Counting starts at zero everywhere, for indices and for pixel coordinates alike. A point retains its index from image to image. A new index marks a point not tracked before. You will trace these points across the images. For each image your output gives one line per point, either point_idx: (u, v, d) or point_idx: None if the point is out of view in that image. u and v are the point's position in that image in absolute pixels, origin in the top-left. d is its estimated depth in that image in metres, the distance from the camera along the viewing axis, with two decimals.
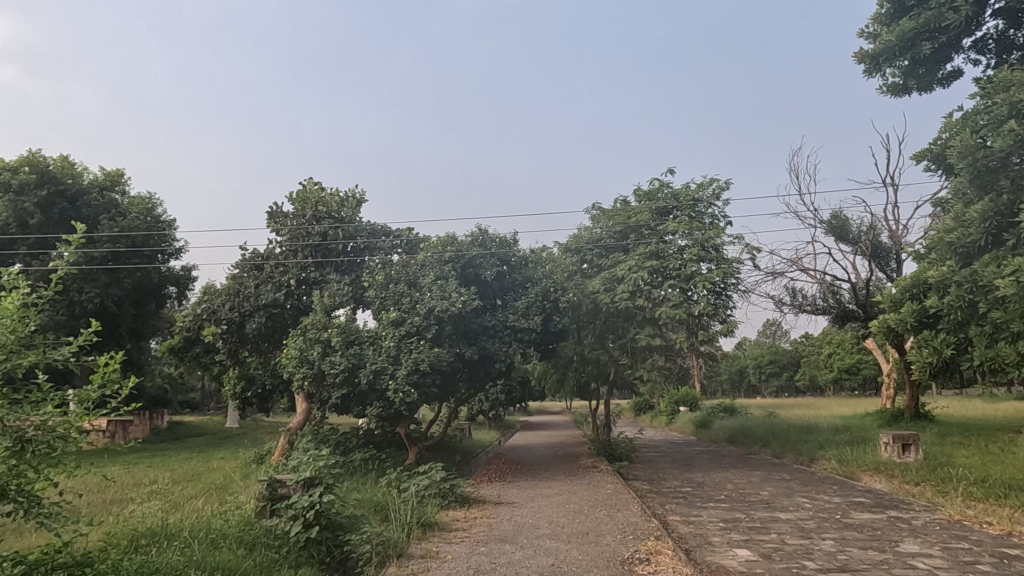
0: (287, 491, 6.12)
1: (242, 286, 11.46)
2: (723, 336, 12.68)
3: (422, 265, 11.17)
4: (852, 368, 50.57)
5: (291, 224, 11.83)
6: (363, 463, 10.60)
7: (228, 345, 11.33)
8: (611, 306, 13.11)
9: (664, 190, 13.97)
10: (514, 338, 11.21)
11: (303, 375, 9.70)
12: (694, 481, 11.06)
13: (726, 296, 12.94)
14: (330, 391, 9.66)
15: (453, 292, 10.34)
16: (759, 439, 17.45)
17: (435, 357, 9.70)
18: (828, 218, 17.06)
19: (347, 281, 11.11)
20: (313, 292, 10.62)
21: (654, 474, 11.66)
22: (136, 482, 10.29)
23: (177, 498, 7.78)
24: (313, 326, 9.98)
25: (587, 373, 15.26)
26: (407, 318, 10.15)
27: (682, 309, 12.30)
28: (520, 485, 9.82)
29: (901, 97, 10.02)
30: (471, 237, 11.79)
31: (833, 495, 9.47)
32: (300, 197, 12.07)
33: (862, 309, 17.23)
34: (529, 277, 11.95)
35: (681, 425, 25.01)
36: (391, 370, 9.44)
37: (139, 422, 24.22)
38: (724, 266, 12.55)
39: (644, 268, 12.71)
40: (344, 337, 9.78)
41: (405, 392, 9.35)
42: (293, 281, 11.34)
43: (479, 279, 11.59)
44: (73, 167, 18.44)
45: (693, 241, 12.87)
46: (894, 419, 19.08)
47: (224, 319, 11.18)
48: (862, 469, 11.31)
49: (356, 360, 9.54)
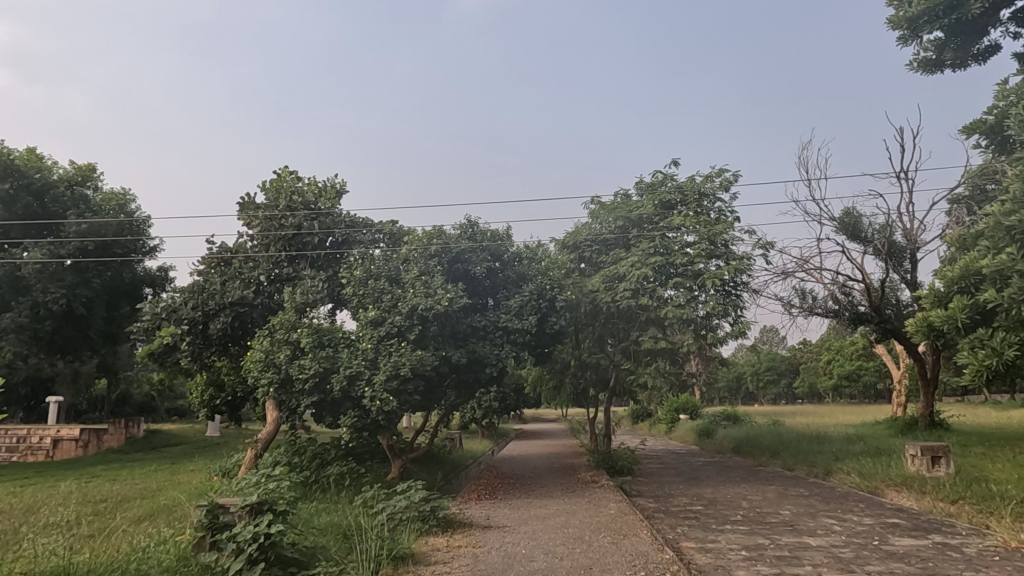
0: (230, 519, 5.09)
1: (207, 282, 10.38)
2: (733, 339, 11.70)
3: (405, 259, 10.18)
4: (852, 375, 49.67)
5: (263, 215, 10.81)
6: (337, 479, 9.54)
7: (190, 349, 10.26)
8: (612, 306, 12.13)
9: (669, 183, 13.07)
10: (506, 340, 10.21)
11: (269, 380, 8.65)
12: (704, 497, 10.04)
13: (737, 295, 11.99)
14: (299, 399, 8.62)
15: (439, 288, 9.36)
16: (768, 448, 16.45)
17: (418, 360, 8.70)
18: (840, 215, 16.22)
19: (322, 277, 10.09)
20: (283, 289, 9.59)
21: (660, 489, 10.65)
22: (85, 501, 9.22)
23: (112, 525, 6.72)
24: (282, 326, 8.94)
25: (585, 379, 14.27)
26: (387, 317, 9.14)
27: (690, 308, 11.37)
28: (511, 503, 8.81)
29: (933, 74, 9.73)
30: (459, 230, 10.87)
31: (862, 515, 8.47)
32: (273, 186, 11.09)
33: (876, 312, 16.36)
34: (522, 275, 10.98)
35: (682, 434, 24.02)
36: (368, 374, 8.44)
37: (114, 431, 23.11)
38: (734, 262, 11.62)
39: (648, 265, 11.77)
40: (315, 337, 8.76)
41: (383, 401, 8.34)
42: (264, 278, 10.31)
43: (468, 275, 10.61)
44: (41, 160, 17.41)
45: (701, 236, 11.95)
46: (908, 428, 18.10)
47: (186, 319, 10.05)
48: (888, 484, 10.31)
49: (328, 364, 8.52)
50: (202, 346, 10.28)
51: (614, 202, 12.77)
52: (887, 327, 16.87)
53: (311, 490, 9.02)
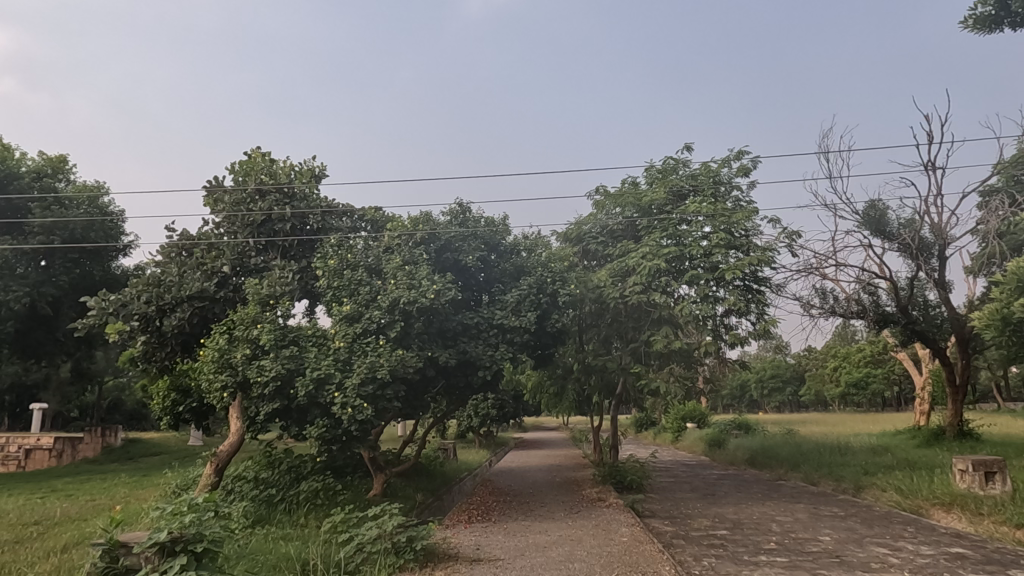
0: (134, 563, 3.90)
1: (164, 274, 9.04)
2: (755, 340, 10.48)
3: (388, 248, 8.99)
4: (860, 382, 48.41)
5: (229, 201, 9.60)
6: (309, 497, 8.30)
7: (143, 350, 8.95)
8: (620, 303, 10.94)
9: (683, 168, 11.89)
10: (502, 340, 9.01)
11: (223, 384, 7.39)
12: (727, 519, 8.80)
13: (759, 290, 10.80)
14: (259, 406, 7.40)
15: (424, 279, 8.19)
16: (786, 460, 15.22)
17: (398, 361, 7.52)
18: (864, 208, 15.01)
19: (293, 268, 8.89)
20: (244, 280, 8.32)
21: (676, 509, 9.41)
22: (12, 524, 7.95)
23: (13, 562, 5.47)
24: (241, 321, 7.68)
25: (589, 385, 13.06)
26: (364, 313, 7.98)
27: (709, 305, 10.19)
28: (506, 527, 7.63)
29: (990, 34, 8.84)
30: (449, 216, 9.79)
31: (917, 543, 7.23)
32: (242, 167, 9.78)
33: (903, 313, 15.17)
34: (521, 267, 9.80)
35: (691, 444, 22.80)
36: (339, 378, 7.24)
37: (89, 440, 21.89)
38: (756, 254, 10.43)
39: (661, 257, 10.54)
40: (277, 333, 7.54)
41: (356, 408, 7.14)
42: (228, 269, 9.06)
43: (458, 266, 9.42)
44: (7, 151, 16.29)
45: (720, 225, 10.78)
46: (934, 438, 16.85)
47: (135, 314, 8.70)
48: (933, 503, 9.09)
49: (293, 365, 7.30)
50: (156, 347, 8.94)
51: (623, 189, 11.55)
52: (915, 329, 15.68)
53: (275, 511, 7.78)
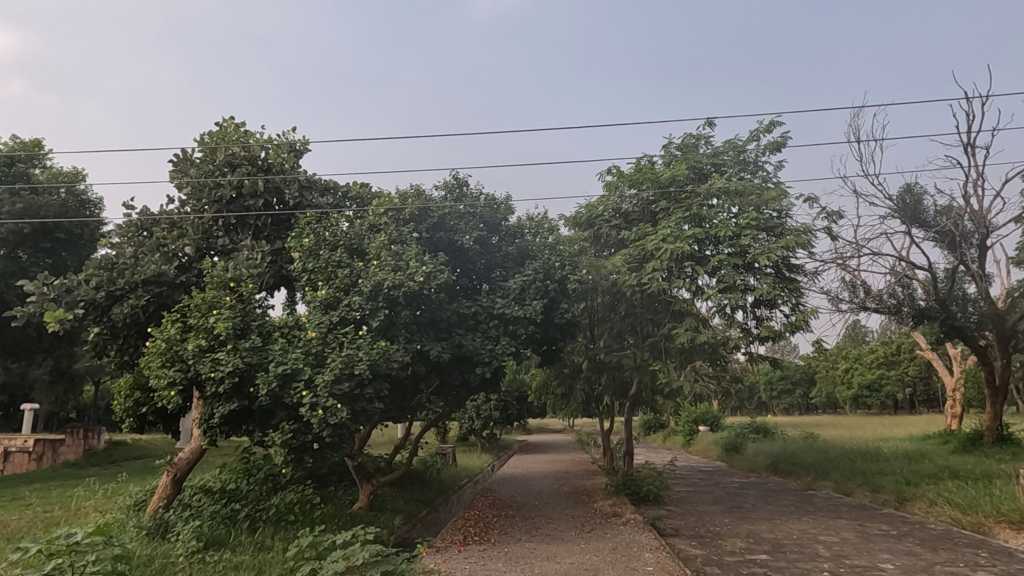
0: None
1: (119, 256, 7.89)
2: (790, 334, 9.25)
3: (373, 227, 7.84)
4: (874, 385, 47.03)
5: (195, 174, 8.47)
6: (279, 514, 7.14)
7: (94, 342, 7.79)
8: (636, 291, 9.77)
9: (705, 145, 10.71)
10: (503, 333, 7.84)
11: (171, 381, 6.19)
12: (764, 539, 7.61)
13: (793, 278, 9.58)
14: (212, 408, 6.22)
15: (412, 260, 7.05)
16: (813, 467, 14.01)
17: (380, 355, 6.40)
18: (899, 193, 13.79)
19: (264, 249, 7.76)
20: (204, 262, 7.18)
21: (702, 527, 8.22)
22: None
23: None
24: (196, 308, 6.53)
25: (600, 385, 11.88)
26: (343, 299, 6.86)
27: (739, 292, 8.96)
28: (507, 551, 6.47)
29: None
30: (444, 190, 8.63)
31: (1001, 574, 6.01)
32: (211, 137, 8.60)
33: (942, 308, 13.94)
34: (526, 251, 8.63)
35: (706, 448, 21.59)
36: (309, 373, 6.11)
37: (71, 442, 20.77)
38: (791, 236, 9.22)
39: (684, 239, 9.33)
40: (238, 322, 6.39)
41: (328, 410, 5.99)
42: (192, 250, 7.95)
43: (454, 248, 8.24)
44: None
45: (748, 206, 9.57)
46: (971, 442, 15.58)
47: (81, 299, 7.53)
48: (1000, 521, 7.88)
49: (254, 359, 6.16)
50: (109, 339, 7.81)
51: (640, 167, 10.38)
52: (954, 326, 14.41)
53: (236, 529, 6.63)
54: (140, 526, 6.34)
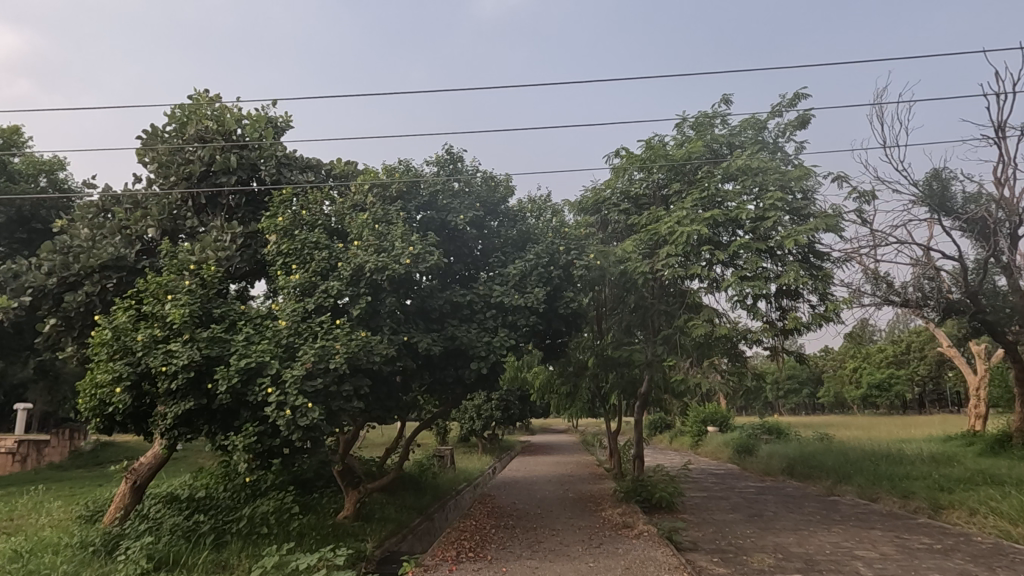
0: None
1: (74, 238, 7.10)
2: (818, 326, 8.41)
3: (357, 206, 7.05)
4: (884, 384, 46.05)
5: (161, 148, 7.68)
6: (248, 527, 6.35)
7: (45, 335, 6.99)
8: (648, 280, 8.96)
9: (722, 123, 9.83)
10: (502, 325, 7.01)
11: (117, 376, 5.38)
12: (795, 555, 6.78)
13: (821, 265, 8.73)
14: (166, 407, 5.43)
15: (397, 241, 6.25)
16: (833, 471, 13.17)
17: (360, 347, 5.61)
18: (926, 178, 12.91)
19: (234, 230, 6.97)
20: (164, 244, 6.39)
21: (722, 540, 7.39)
22: None
23: None
24: (151, 294, 5.75)
25: (607, 383, 11.06)
26: (319, 285, 6.08)
27: (762, 281, 8.09)
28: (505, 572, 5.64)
29: None
30: (435, 166, 7.87)
31: None
32: (182, 110, 7.83)
33: (972, 301, 13.08)
34: (527, 234, 7.83)
35: (716, 449, 20.76)
36: (277, 368, 5.31)
37: (56, 443, 20.01)
38: (819, 218, 8.38)
39: (701, 222, 8.51)
40: (197, 309, 5.60)
41: (298, 411, 5.20)
42: (156, 232, 7.17)
43: (447, 229, 7.44)
44: None
45: (771, 185, 8.71)
46: (1000, 443, 14.72)
47: (31, 285, 6.77)
48: None
49: (213, 352, 5.37)
50: (65, 332, 7.02)
51: (650, 146, 9.57)
52: (984, 320, 13.54)
53: (197, 546, 5.82)
54: (86, 543, 5.56)
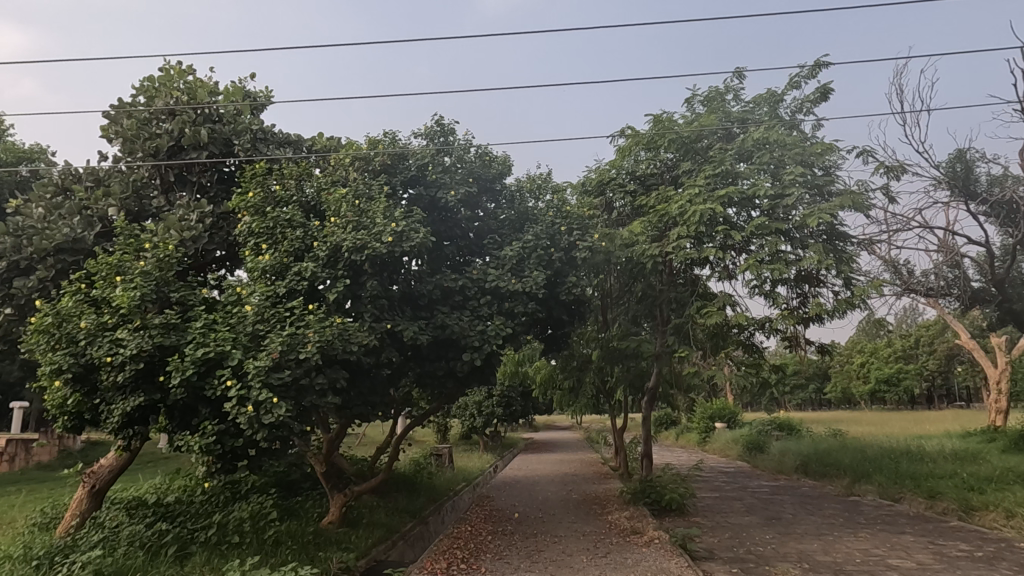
0: None
1: (28, 218, 6.47)
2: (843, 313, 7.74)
3: (337, 181, 6.40)
4: (892, 379, 45.27)
5: (127, 121, 7.04)
6: (217, 536, 5.72)
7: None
8: (657, 264, 8.29)
9: (735, 97, 9.13)
10: (497, 312, 6.36)
11: (58, 367, 4.77)
12: (823, 565, 6.12)
13: (844, 248, 8.06)
14: (115, 402, 4.81)
15: (378, 217, 5.61)
16: (850, 469, 12.50)
17: (335, 335, 4.97)
18: (949, 160, 12.18)
19: (202, 209, 6.33)
20: (122, 222, 5.78)
21: (741, 547, 6.75)
22: None
23: None
24: (102, 277, 5.13)
25: (613, 377, 10.40)
26: (292, 266, 5.45)
27: (782, 265, 7.43)
28: None
29: None
30: (424, 139, 7.22)
31: None
32: (150, 81, 7.15)
33: (998, 290, 12.38)
34: (525, 214, 7.19)
35: (725, 446, 20.08)
36: (239, 359, 4.68)
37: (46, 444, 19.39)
38: (843, 196, 7.71)
39: (715, 201, 7.84)
40: (151, 292, 4.98)
41: (262, 407, 4.57)
42: (118, 212, 6.55)
43: (437, 207, 6.79)
44: None
45: (790, 161, 8.03)
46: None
47: None
48: None
49: (167, 340, 4.75)
50: (18, 322, 6.39)
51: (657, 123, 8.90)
52: (1010, 310, 12.82)
53: (155, 559, 5.20)
54: (29, 556, 4.94)
